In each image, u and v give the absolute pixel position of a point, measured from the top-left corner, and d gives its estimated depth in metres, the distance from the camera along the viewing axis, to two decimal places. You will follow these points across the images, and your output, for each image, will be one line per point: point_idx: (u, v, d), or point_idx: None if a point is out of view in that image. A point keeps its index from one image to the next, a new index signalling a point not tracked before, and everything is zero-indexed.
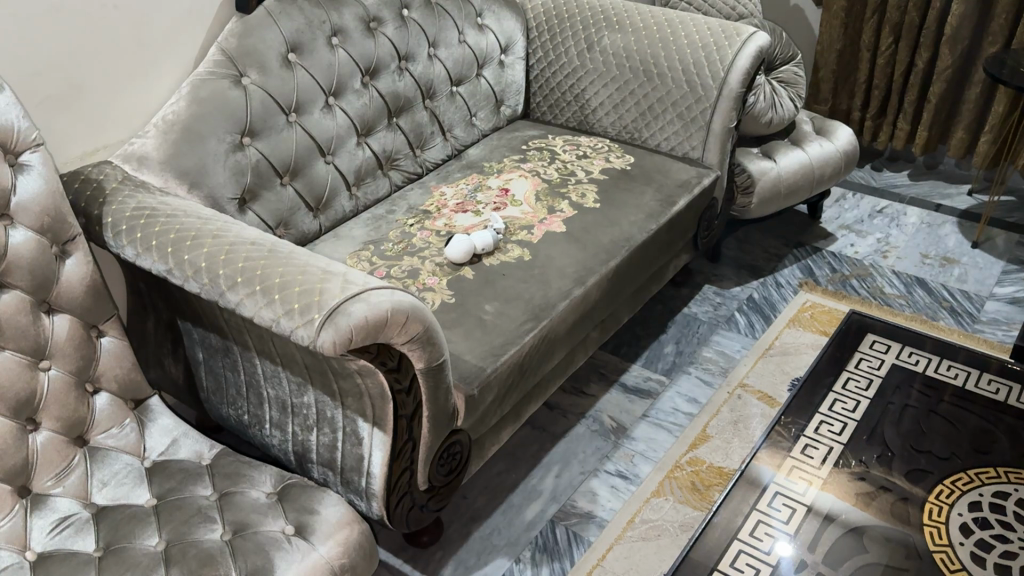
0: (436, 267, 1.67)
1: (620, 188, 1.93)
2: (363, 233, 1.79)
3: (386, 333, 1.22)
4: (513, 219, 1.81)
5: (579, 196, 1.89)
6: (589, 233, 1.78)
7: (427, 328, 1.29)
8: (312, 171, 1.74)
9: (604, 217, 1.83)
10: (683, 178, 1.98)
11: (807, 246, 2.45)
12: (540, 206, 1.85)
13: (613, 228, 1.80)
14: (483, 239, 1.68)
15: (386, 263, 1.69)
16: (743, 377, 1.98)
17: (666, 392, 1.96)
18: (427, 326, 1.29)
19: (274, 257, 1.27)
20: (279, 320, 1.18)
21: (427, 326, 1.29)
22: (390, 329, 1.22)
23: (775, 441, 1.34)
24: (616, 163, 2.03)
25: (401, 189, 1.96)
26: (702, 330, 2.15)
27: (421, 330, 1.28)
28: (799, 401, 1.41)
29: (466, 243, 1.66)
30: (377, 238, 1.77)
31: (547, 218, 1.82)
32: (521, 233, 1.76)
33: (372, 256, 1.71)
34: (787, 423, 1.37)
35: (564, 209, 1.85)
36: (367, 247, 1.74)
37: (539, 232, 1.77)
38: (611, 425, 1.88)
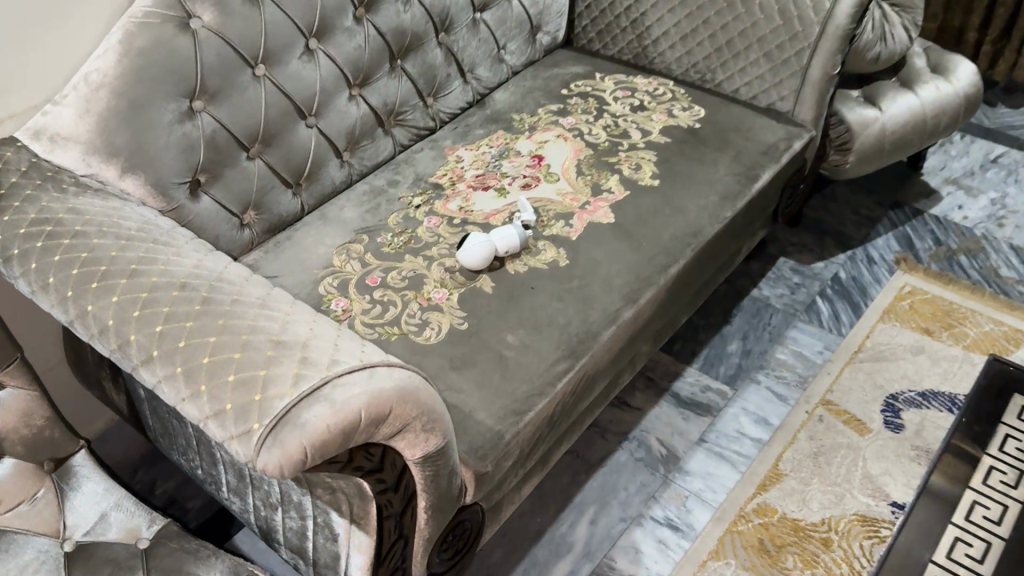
0: (445, 275, 1.29)
1: (686, 157, 1.51)
2: (355, 216, 1.41)
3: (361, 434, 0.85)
4: (547, 203, 1.40)
5: (634, 166, 1.48)
6: (646, 226, 1.38)
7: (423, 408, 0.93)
8: (290, 138, 1.35)
9: (665, 201, 1.42)
10: (768, 142, 1.55)
11: (905, 208, 2.03)
12: (582, 182, 1.44)
13: (677, 219, 1.40)
14: (509, 238, 1.30)
15: (382, 265, 1.32)
16: (825, 393, 1.63)
17: (730, 409, 1.61)
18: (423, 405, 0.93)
19: (208, 316, 0.90)
20: (206, 422, 0.83)
21: (422, 406, 0.93)
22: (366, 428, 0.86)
23: (941, 477, 1.17)
24: (682, 118, 1.60)
25: (408, 149, 1.56)
26: (775, 321, 1.77)
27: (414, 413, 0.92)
28: (942, 471, 1.18)
29: (487, 245, 1.28)
30: (373, 226, 1.39)
31: (591, 201, 1.41)
32: (557, 224, 1.37)
33: (365, 254, 1.34)
34: (941, 477, 1.17)
35: (614, 187, 1.44)
36: (359, 240, 1.37)
37: (581, 224, 1.37)
38: (660, 452, 1.54)
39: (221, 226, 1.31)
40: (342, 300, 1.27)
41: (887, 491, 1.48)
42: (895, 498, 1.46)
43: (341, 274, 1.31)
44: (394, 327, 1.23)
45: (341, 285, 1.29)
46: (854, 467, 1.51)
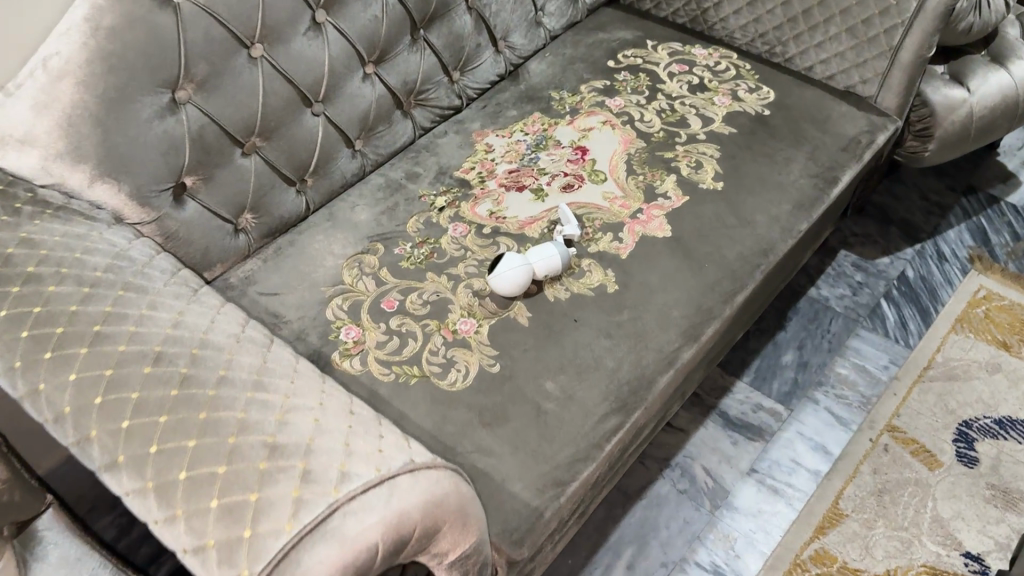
0: (473, 301, 1.10)
1: (752, 154, 1.29)
2: (369, 220, 1.21)
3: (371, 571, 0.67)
4: (592, 210, 1.20)
5: (694, 166, 1.27)
6: (708, 244, 1.18)
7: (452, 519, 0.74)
8: (292, 129, 1.15)
9: (730, 210, 1.22)
10: (848, 136, 1.33)
11: (979, 194, 1.82)
12: (633, 184, 1.24)
13: (743, 234, 1.20)
14: (549, 256, 1.10)
15: (400, 284, 1.13)
16: (891, 417, 1.45)
17: (784, 433, 1.44)
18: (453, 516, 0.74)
19: (188, 408, 0.72)
20: (184, 552, 0.67)
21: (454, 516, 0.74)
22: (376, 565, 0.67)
23: None
24: (748, 103, 1.38)
25: (430, 132, 1.35)
26: (834, 327, 1.58)
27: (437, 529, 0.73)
28: None
29: (524, 269, 1.08)
30: (389, 233, 1.19)
31: (643, 209, 1.21)
32: (604, 239, 1.17)
33: (381, 269, 1.15)
34: None
35: (670, 192, 1.23)
36: (374, 250, 1.17)
37: (633, 239, 1.17)
38: (706, 484, 1.38)
39: (213, 235, 1.12)
40: (354, 329, 1.09)
41: (959, 538, 1.31)
42: (968, 547, 1.30)
43: (352, 295, 1.12)
44: (414, 367, 1.05)
45: (351, 310, 1.11)
46: (923, 509, 1.35)
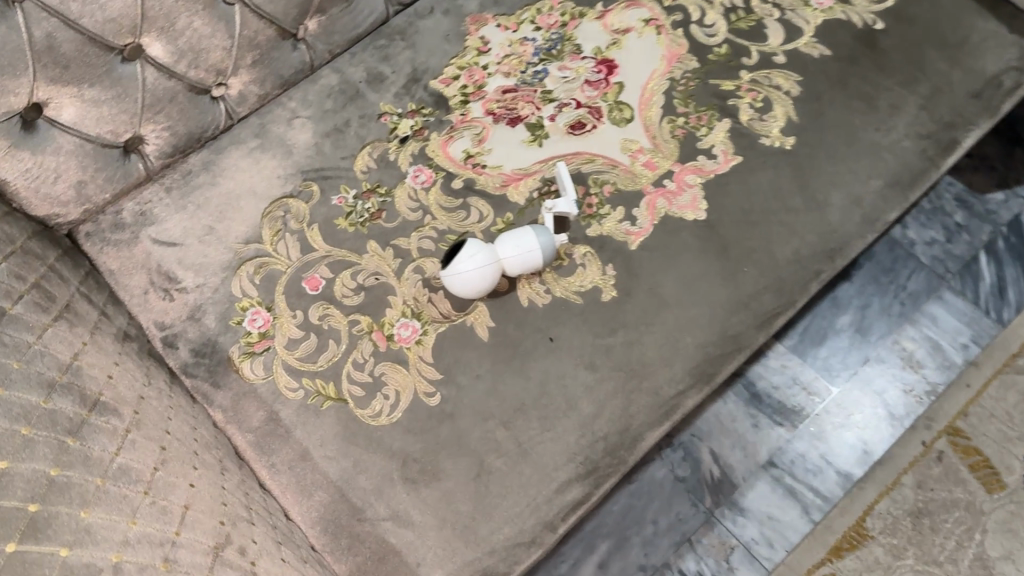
0: (421, 293, 0.84)
1: (843, 94, 0.93)
2: (310, 146, 0.92)
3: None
4: (603, 167, 0.88)
5: (758, 108, 0.92)
6: (753, 235, 0.87)
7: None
8: (197, 22, 0.83)
9: (795, 184, 0.89)
10: (987, 74, 0.95)
11: None
12: (668, 130, 0.90)
13: (805, 223, 0.88)
14: (527, 251, 0.81)
15: (331, 254, 0.86)
16: (955, 416, 1.19)
17: (819, 420, 1.19)
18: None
19: None
20: None
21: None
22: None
23: None
24: (856, 7, 0.98)
25: (412, 8, 1.01)
26: (912, 285, 1.27)
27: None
28: None
29: (490, 271, 0.80)
30: (332, 171, 0.91)
31: (674, 172, 0.89)
32: (612, 217, 0.86)
33: (311, 228, 0.87)
34: None
35: (716, 147, 0.90)
36: (308, 197, 0.89)
37: (650, 220, 0.87)
38: (710, 473, 1.16)
39: (88, 164, 0.85)
40: (262, 315, 0.84)
41: None
42: None
43: (268, 262, 0.86)
44: (330, 383, 0.81)
45: (263, 284, 0.85)
46: (967, 542, 1.11)
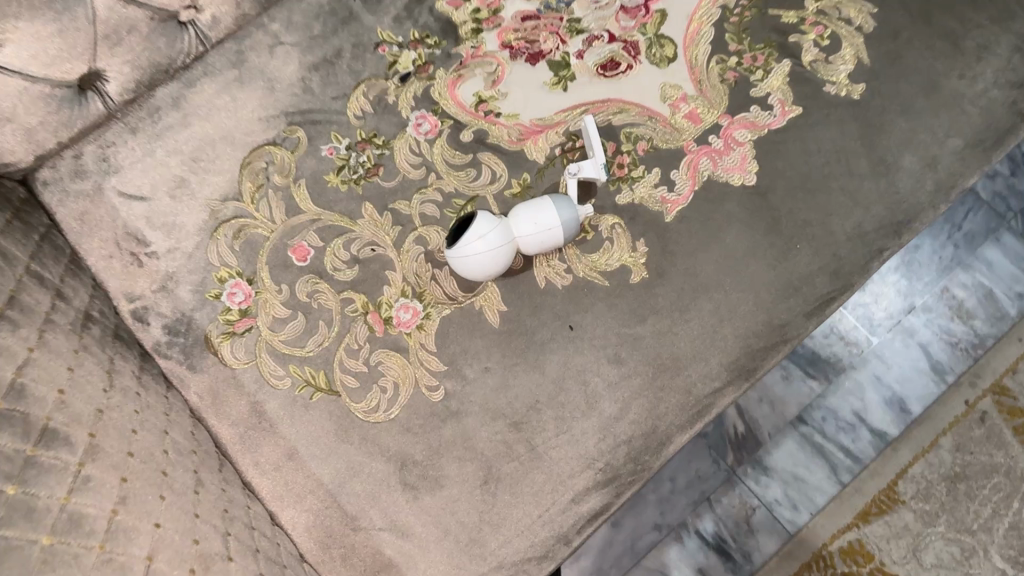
0: (424, 268, 0.73)
1: (925, 31, 0.79)
2: (296, 82, 0.79)
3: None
4: (638, 120, 0.75)
5: (823, 47, 0.78)
6: (808, 205, 0.75)
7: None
8: None
9: (861, 144, 0.76)
10: None
11: None
12: (717, 73, 0.77)
13: (870, 192, 0.75)
14: (546, 230, 0.70)
15: (321, 219, 0.75)
16: (1003, 374, 1.09)
17: (855, 374, 1.10)
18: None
19: None
20: None
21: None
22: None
23: None
24: None
25: None
26: (967, 224, 1.15)
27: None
28: None
29: (502, 253, 0.69)
30: (321, 114, 0.78)
31: (721, 125, 0.76)
32: (645, 181, 0.74)
33: (297, 185, 0.76)
34: None
35: (772, 96, 0.76)
36: (294, 147, 0.77)
37: (691, 186, 0.74)
38: (734, 429, 1.09)
39: (37, 108, 0.71)
40: (243, 289, 0.73)
41: None
42: None
43: (248, 225, 0.75)
44: (321, 372, 0.71)
45: (244, 252, 0.74)
46: (1003, 511, 1.04)
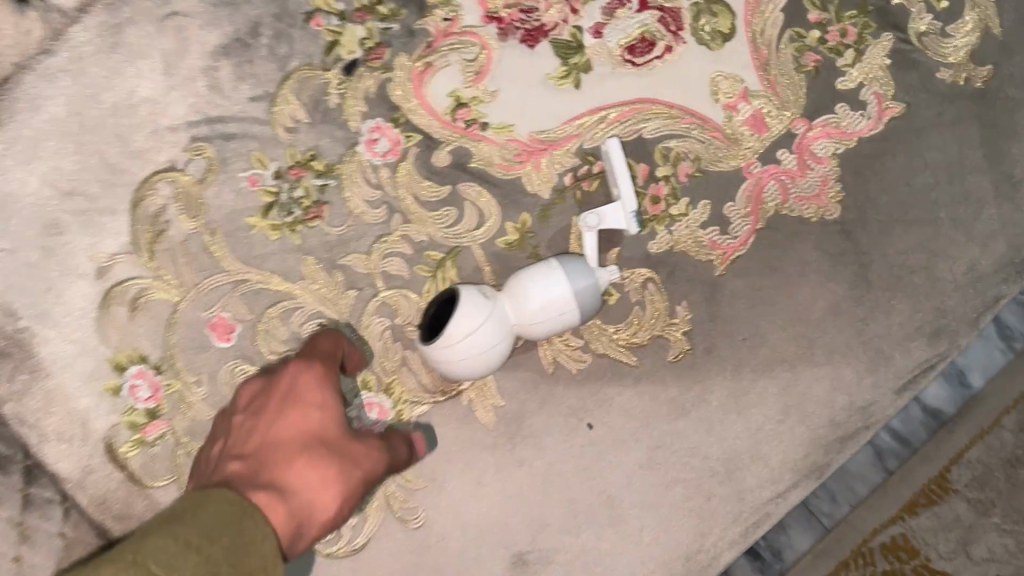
0: (390, 349, 0.54)
1: None
2: (199, 74, 0.56)
3: (352, 478, 0.42)
4: (679, 130, 0.54)
5: (938, 13, 0.56)
6: (908, 245, 0.55)
7: (268, 381, 0.45)
8: None
9: (980, 155, 0.56)
10: None
11: None
12: (790, 56, 0.55)
13: (988, 221, 0.56)
14: (551, 321, 0.51)
15: (246, 280, 0.55)
16: None
17: None
18: (293, 360, 0.46)
19: None
20: None
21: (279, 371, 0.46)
22: (353, 477, 0.42)
23: None
24: None
25: None
26: None
27: (276, 384, 0.45)
28: None
29: (500, 357, 0.51)
30: (237, 124, 0.55)
31: (795, 134, 0.55)
32: (690, 220, 0.54)
33: (211, 232, 0.55)
34: None
35: (867, 87, 0.55)
36: (202, 174, 0.55)
37: (752, 224, 0.55)
38: None
39: None
40: (148, 378, 0.55)
41: None
42: None
43: (149, 290, 0.55)
44: None
45: (146, 328, 0.55)
46: None
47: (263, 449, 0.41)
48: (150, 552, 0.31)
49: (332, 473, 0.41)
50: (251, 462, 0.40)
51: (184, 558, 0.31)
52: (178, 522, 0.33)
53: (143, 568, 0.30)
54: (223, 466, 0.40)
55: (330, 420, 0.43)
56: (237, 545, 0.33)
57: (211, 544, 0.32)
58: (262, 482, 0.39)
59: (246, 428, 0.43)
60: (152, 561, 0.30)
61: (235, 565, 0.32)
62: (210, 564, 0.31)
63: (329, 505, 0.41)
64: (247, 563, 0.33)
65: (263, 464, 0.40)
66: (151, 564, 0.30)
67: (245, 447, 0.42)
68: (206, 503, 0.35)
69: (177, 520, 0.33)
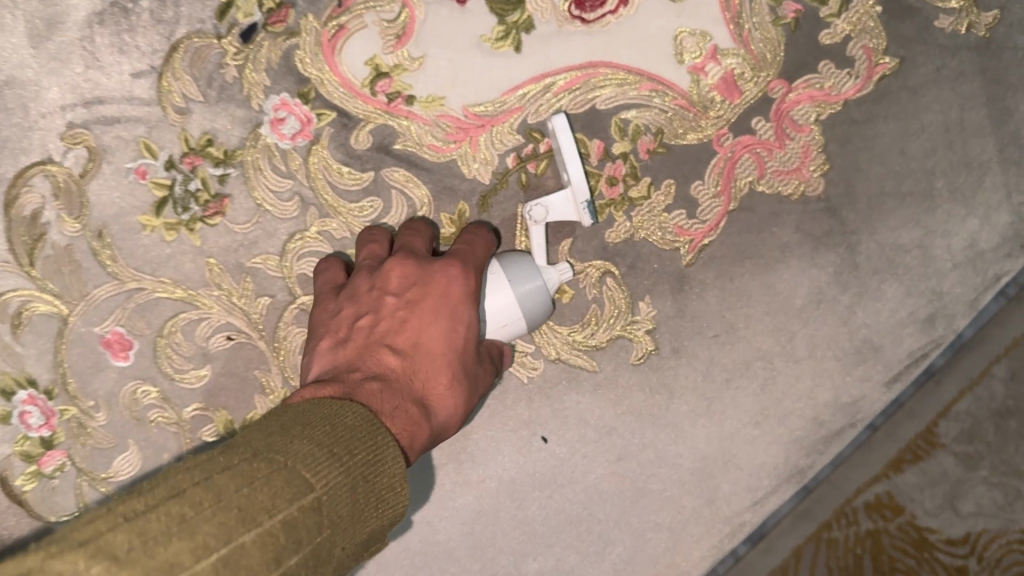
0: None
1: None
2: (73, 45, 0.46)
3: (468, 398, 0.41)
4: (638, 98, 0.47)
5: None
6: (901, 221, 0.48)
7: (421, 269, 0.41)
8: None
9: (985, 115, 0.48)
10: None
11: None
12: (766, 5, 0.47)
13: (992, 190, 0.48)
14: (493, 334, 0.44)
15: (142, 286, 0.48)
16: None
17: None
18: (447, 257, 0.42)
19: None
20: None
21: (432, 259, 0.42)
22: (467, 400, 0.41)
23: None
24: None
25: None
26: None
27: (430, 282, 0.40)
28: None
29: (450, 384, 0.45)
30: (120, 105, 0.47)
31: (771, 98, 0.47)
32: (653, 203, 0.48)
33: (98, 234, 0.47)
34: None
35: (855, 39, 0.47)
36: (83, 167, 0.47)
37: (724, 204, 0.48)
38: None
39: None
40: (38, 404, 0.48)
41: None
42: None
43: (32, 303, 0.48)
44: None
45: (31, 347, 0.48)
46: None
47: (414, 352, 0.39)
48: (296, 454, 0.28)
49: (463, 399, 0.40)
50: (402, 364, 0.38)
51: (328, 464, 0.28)
52: (314, 425, 0.29)
53: (295, 473, 0.27)
54: (374, 355, 0.38)
55: (473, 333, 0.41)
56: (375, 454, 0.30)
57: (351, 455, 0.29)
58: (410, 398, 0.37)
59: (393, 308, 0.40)
60: (300, 463, 0.27)
61: (372, 479, 0.29)
62: (351, 475, 0.28)
63: (452, 429, 0.40)
64: (384, 481, 0.30)
65: (411, 373, 0.38)
66: (300, 467, 0.27)
67: (392, 340, 0.39)
68: (344, 412, 0.31)
69: (318, 421, 0.30)
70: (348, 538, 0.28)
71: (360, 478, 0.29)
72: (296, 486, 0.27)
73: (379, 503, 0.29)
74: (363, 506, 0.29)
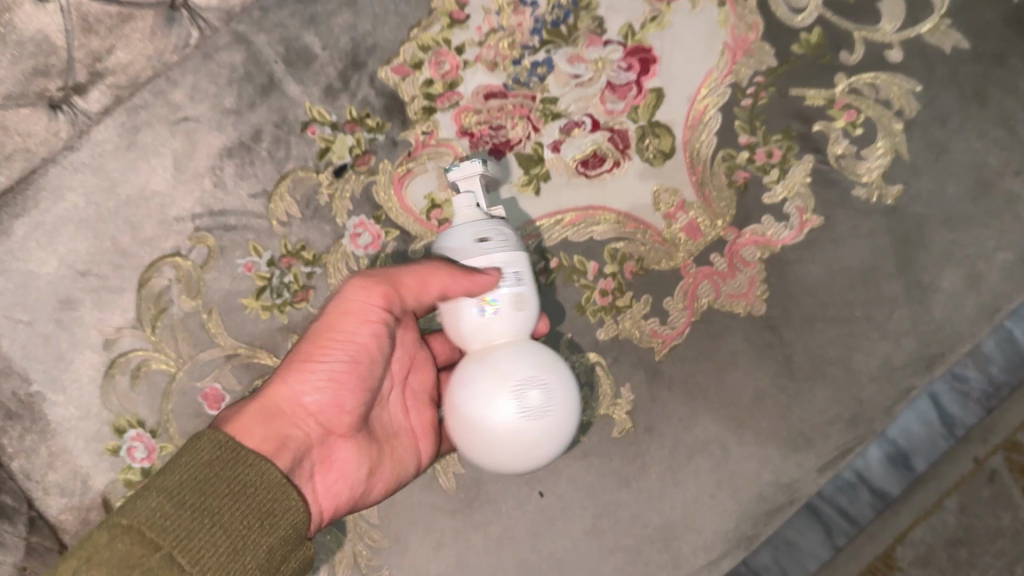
0: None
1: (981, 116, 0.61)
2: (206, 171, 0.62)
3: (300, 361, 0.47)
4: (625, 233, 0.63)
5: (854, 138, 0.62)
6: (827, 339, 0.62)
7: None
8: None
9: (893, 264, 0.62)
10: None
11: None
12: (724, 174, 0.63)
13: (900, 321, 0.61)
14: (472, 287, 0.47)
15: (238, 354, 0.62)
16: None
17: None
18: None
19: None
20: None
21: None
22: (338, 373, 0.47)
23: None
24: None
25: None
26: None
27: None
28: None
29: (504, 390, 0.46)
30: (237, 216, 0.62)
31: (725, 240, 0.63)
32: (634, 312, 0.62)
33: (208, 311, 0.62)
34: None
35: (790, 201, 0.62)
36: (203, 259, 0.62)
37: (687, 317, 0.62)
38: None
39: None
40: (144, 442, 0.62)
41: None
42: None
43: (149, 361, 0.62)
44: None
45: (144, 395, 0.62)
46: None
47: None
48: (142, 518, 0.37)
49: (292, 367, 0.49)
50: None
51: (179, 516, 0.38)
52: (157, 480, 0.39)
53: (140, 534, 0.36)
54: None
55: None
56: (234, 484, 0.40)
57: (195, 495, 0.38)
58: None
59: None
60: (145, 526, 0.37)
61: (235, 502, 0.39)
62: (200, 514, 0.38)
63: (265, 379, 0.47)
64: (256, 500, 0.40)
65: None
66: (143, 530, 0.37)
67: None
68: None
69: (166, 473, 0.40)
70: (234, 555, 0.38)
71: (220, 510, 0.39)
72: (145, 550, 0.36)
73: (250, 519, 0.39)
74: (236, 536, 0.39)
